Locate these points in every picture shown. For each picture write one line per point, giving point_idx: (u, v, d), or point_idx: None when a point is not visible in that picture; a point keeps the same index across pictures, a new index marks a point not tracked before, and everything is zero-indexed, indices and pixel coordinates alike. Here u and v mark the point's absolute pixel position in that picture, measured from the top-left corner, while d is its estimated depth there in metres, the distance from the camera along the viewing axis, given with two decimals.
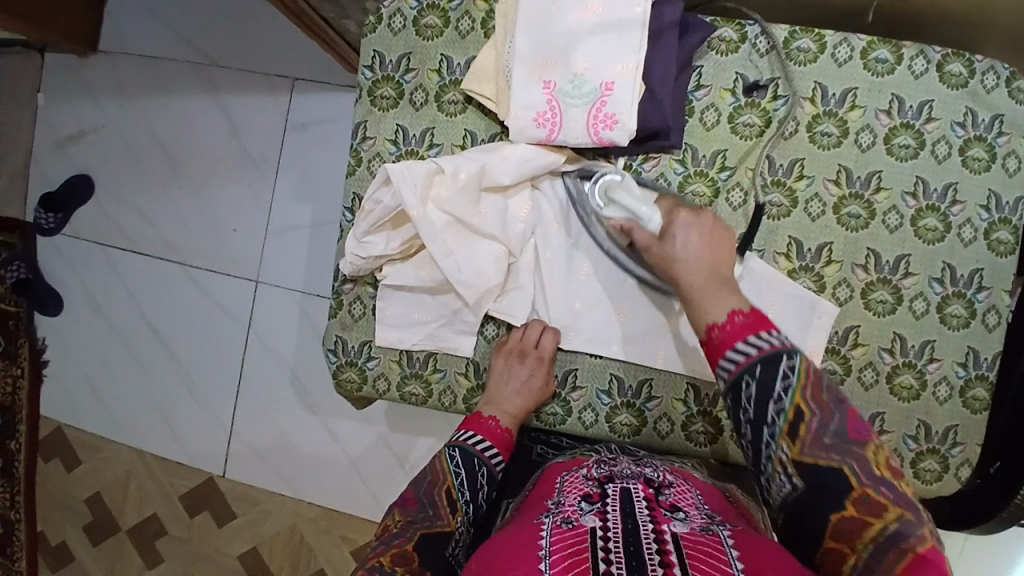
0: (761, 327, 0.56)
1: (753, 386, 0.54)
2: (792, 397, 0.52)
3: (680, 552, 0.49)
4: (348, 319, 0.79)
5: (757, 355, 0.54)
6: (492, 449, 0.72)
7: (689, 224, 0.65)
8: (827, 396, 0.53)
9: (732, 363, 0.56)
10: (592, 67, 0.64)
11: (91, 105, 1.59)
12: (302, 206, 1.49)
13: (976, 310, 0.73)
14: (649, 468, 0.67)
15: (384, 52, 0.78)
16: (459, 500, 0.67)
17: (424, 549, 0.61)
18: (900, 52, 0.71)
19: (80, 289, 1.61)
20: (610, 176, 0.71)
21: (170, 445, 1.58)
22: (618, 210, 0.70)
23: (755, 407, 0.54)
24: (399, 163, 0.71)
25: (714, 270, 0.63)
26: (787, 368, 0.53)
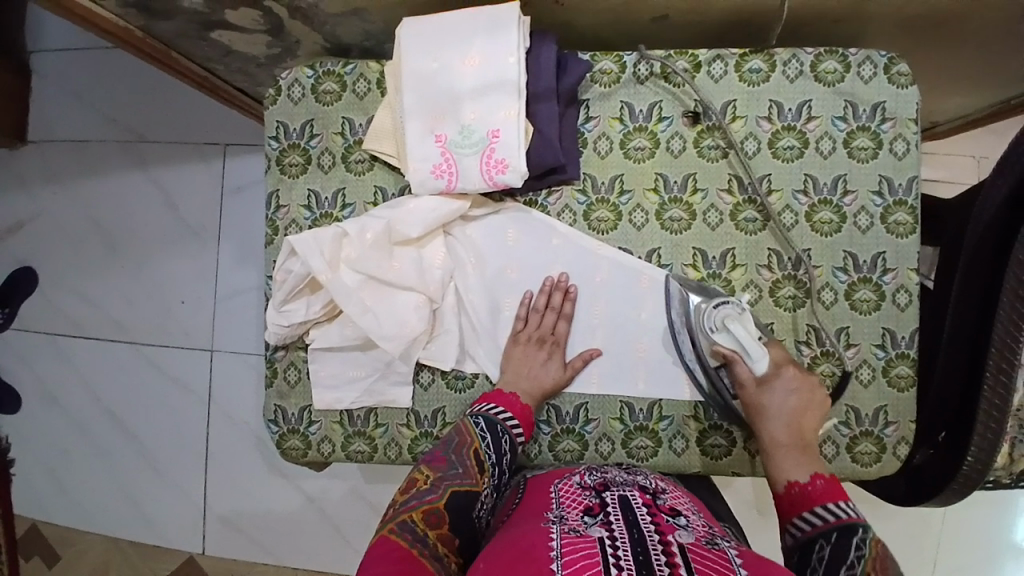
0: (839, 498, 0.60)
1: (828, 547, 0.57)
2: (864, 566, 0.54)
3: (689, 564, 0.52)
4: (284, 386, 0.80)
5: (831, 523, 0.58)
6: (514, 421, 0.71)
7: (789, 384, 0.69)
8: (896, 575, 0.54)
9: (807, 524, 0.60)
10: (478, 116, 0.66)
11: (26, 197, 1.59)
12: (249, 270, 1.49)
13: (885, 292, 0.76)
14: (640, 476, 0.70)
15: (287, 120, 0.80)
16: (485, 461, 0.67)
17: (454, 507, 0.62)
18: (772, 60, 0.75)
19: (34, 382, 1.59)
20: (727, 305, 0.71)
21: (146, 528, 1.55)
22: (726, 342, 0.71)
23: (825, 566, 0.56)
24: (304, 234, 0.73)
25: (799, 434, 0.67)
26: (860, 540, 0.56)
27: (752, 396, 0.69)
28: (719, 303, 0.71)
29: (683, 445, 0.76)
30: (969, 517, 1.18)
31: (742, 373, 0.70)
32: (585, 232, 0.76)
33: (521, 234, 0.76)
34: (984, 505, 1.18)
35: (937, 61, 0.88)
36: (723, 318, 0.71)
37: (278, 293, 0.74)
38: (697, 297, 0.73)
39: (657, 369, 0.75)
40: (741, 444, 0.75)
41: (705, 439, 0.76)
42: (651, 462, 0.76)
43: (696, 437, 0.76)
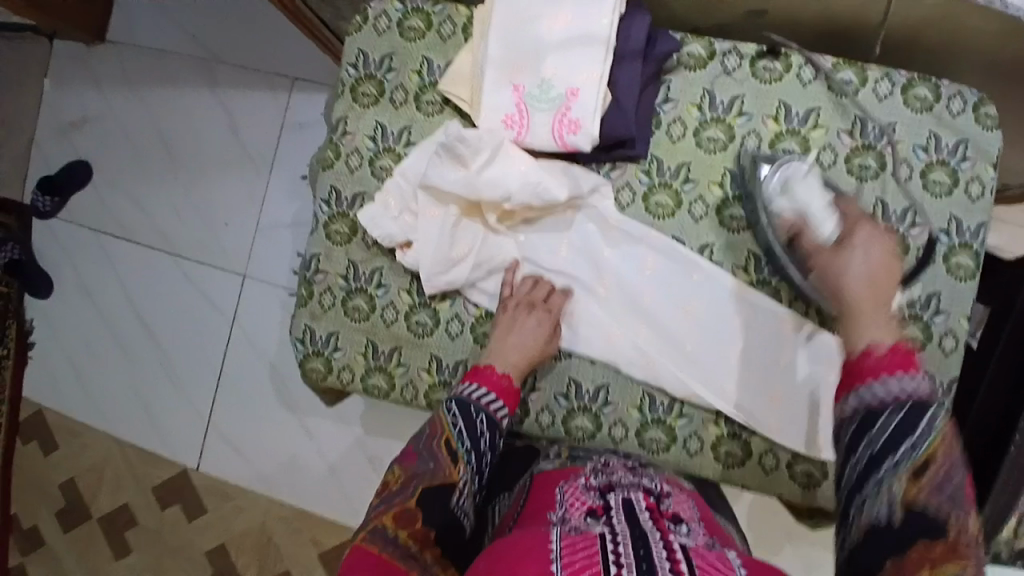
0: (908, 368, 0.51)
1: (898, 417, 0.50)
2: (931, 442, 0.48)
3: (691, 564, 0.50)
4: (317, 309, 0.82)
5: (901, 395, 0.50)
6: (496, 399, 0.69)
7: (867, 243, 0.60)
8: (958, 454, 0.49)
9: (874, 390, 0.52)
10: (559, 73, 0.65)
11: (96, 95, 1.63)
12: (294, 204, 1.52)
13: (932, 334, 0.74)
14: (646, 479, 0.67)
15: (367, 50, 0.80)
16: (459, 450, 0.64)
17: (427, 504, 0.60)
18: (865, 74, 0.74)
19: (70, 273, 1.63)
20: (795, 167, 0.69)
21: (149, 434, 1.59)
22: (787, 207, 0.68)
23: (887, 436, 0.49)
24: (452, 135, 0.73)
25: (879, 296, 0.57)
26: (932, 416, 0.49)
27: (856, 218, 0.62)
28: (781, 165, 0.70)
29: (697, 446, 0.75)
30: None
31: (807, 239, 0.64)
32: (641, 214, 0.74)
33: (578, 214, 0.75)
34: None
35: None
36: (783, 184, 0.69)
37: (367, 210, 0.77)
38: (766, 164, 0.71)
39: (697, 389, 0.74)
40: (755, 458, 0.74)
41: (719, 445, 0.74)
42: (662, 458, 0.75)
43: (711, 442, 0.75)
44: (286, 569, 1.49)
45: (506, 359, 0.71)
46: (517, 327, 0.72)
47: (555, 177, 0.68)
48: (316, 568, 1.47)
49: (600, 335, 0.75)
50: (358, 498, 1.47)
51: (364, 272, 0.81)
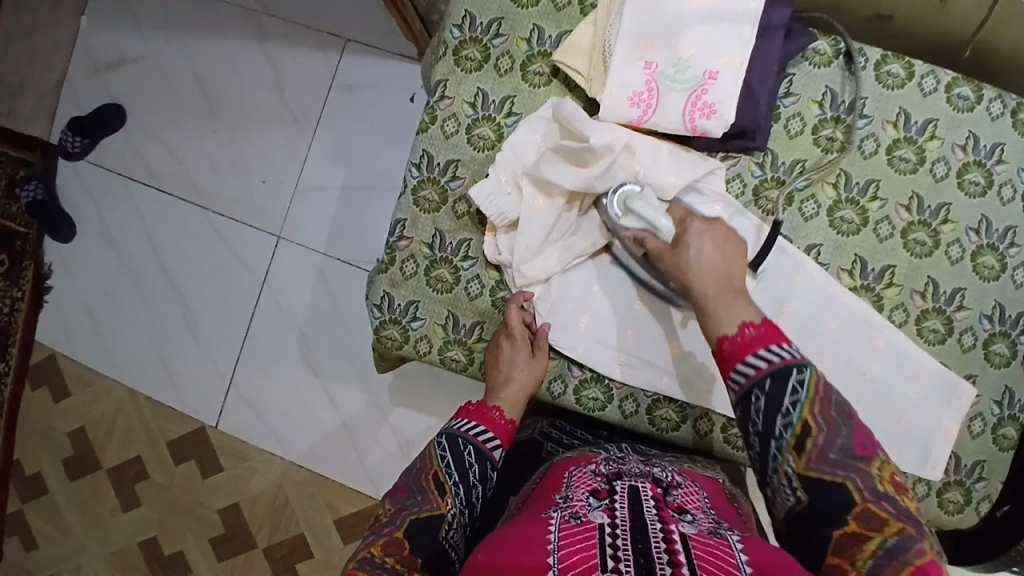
0: (773, 341, 0.57)
1: (764, 398, 0.55)
2: (801, 412, 0.54)
3: (690, 555, 0.50)
4: (398, 276, 0.79)
5: (768, 369, 0.56)
6: (491, 437, 0.72)
7: (702, 233, 0.65)
8: (835, 412, 0.54)
9: (747, 371, 0.57)
10: (697, 53, 0.64)
11: (135, 36, 1.56)
12: (337, 167, 1.48)
13: (1018, 352, 0.74)
14: (657, 468, 0.68)
15: (476, 13, 0.77)
16: (446, 482, 0.66)
17: (413, 536, 0.62)
18: (980, 93, 0.73)
19: (93, 217, 1.57)
20: (631, 185, 0.68)
21: (164, 389, 1.55)
22: (636, 223, 0.67)
23: (764, 418, 0.55)
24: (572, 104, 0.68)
25: (733, 277, 0.63)
26: (796, 383, 0.54)
27: (680, 215, 0.67)
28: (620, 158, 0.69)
29: None
30: None
31: (653, 246, 0.66)
32: (750, 207, 0.72)
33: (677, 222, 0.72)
34: None
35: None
36: (624, 200, 0.68)
37: (480, 186, 0.71)
38: (871, 175, 0.72)
39: None
40: None
41: None
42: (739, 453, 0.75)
43: None
44: (300, 534, 1.47)
45: (502, 395, 0.74)
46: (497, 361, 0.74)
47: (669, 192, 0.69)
48: (332, 535, 1.45)
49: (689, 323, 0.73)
50: (378, 469, 1.45)
51: (451, 243, 0.78)
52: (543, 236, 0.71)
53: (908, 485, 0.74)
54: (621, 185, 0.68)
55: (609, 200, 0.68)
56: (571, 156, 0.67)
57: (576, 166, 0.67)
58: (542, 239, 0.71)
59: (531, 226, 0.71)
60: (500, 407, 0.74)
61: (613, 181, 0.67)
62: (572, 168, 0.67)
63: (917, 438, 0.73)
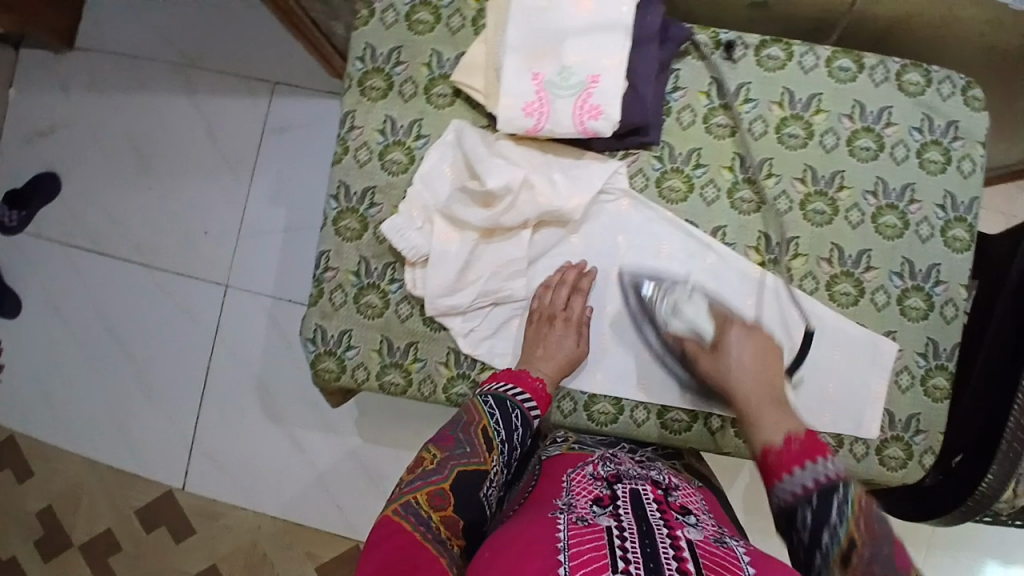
0: (816, 455, 0.59)
1: (810, 515, 0.56)
2: (846, 527, 0.54)
3: (696, 560, 0.52)
4: (328, 307, 0.79)
5: (814, 485, 0.57)
6: (530, 400, 0.71)
7: (741, 339, 0.70)
8: (882, 528, 0.54)
9: (786, 490, 0.59)
10: (580, 60, 0.66)
11: (62, 103, 1.54)
12: (280, 210, 1.47)
13: (934, 303, 0.77)
14: (653, 471, 0.71)
15: (376, 44, 0.78)
16: (494, 439, 0.68)
17: (460, 486, 0.63)
18: (861, 61, 0.76)
19: (37, 290, 1.54)
20: (677, 289, 0.75)
21: (126, 456, 1.51)
22: (680, 324, 0.74)
23: (809, 533, 0.56)
24: (472, 136, 0.73)
25: (771, 388, 0.67)
26: (840, 501, 0.55)
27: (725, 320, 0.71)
28: (665, 288, 0.75)
29: (718, 424, 0.76)
30: (956, 560, 1.16)
31: (692, 345, 0.72)
32: (656, 199, 0.75)
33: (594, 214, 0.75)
34: (969, 552, 1.16)
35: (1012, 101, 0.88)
36: (674, 301, 0.74)
37: (390, 222, 0.74)
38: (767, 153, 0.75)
39: None
40: None
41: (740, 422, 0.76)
42: (676, 435, 0.76)
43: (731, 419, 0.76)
44: None
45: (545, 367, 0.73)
46: (543, 339, 0.74)
47: (572, 198, 0.71)
48: None
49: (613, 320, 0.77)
50: (354, 509, 1.43)
51: (377, 268, 0.79)
52: (458, 271, 0.73)
53: (846, 446, 0.76)
54: (528, 195, 0.70)
55: (659, 301, 0.75)
56: (477, 198, 0.70)
57: (485, 206, 0.71)
58: (458, 260, 0.73)
59: (446, 260, 0.73)
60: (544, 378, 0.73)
61: (517, 190, 0.69)
62: (478, 208, 0.71)
63: (846, 400, 0.76)
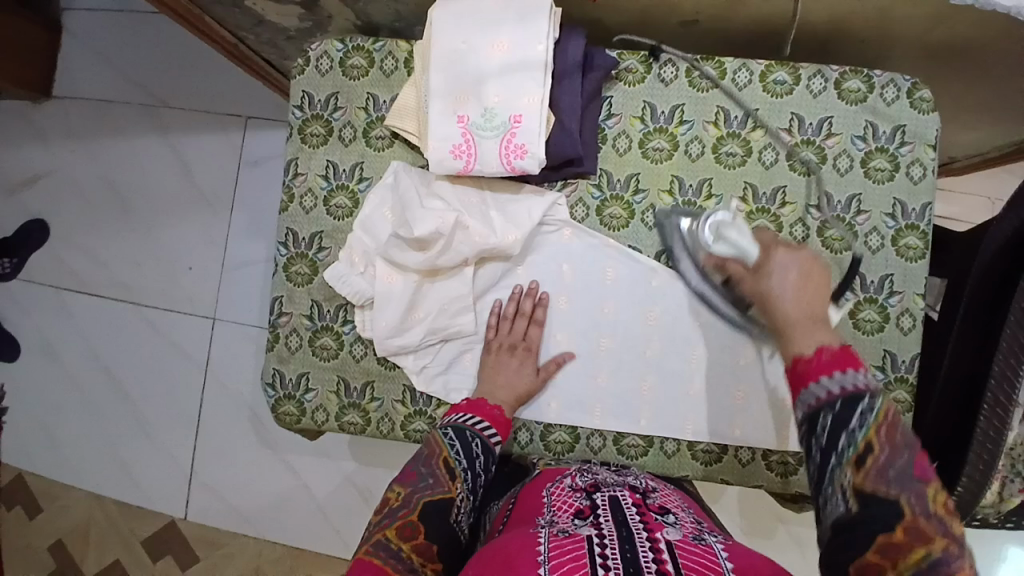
0: (849, 364, 0.49)
1: (831, 418, 0.47)
2: (866, 433, 0.45)
3: (676, 559, 0.50)
4: (285, 352, 0.81)
5: (838, 394, 0.48)
6: (490, 428, 0.70)
7: (784, 265, 0.59)
8: (904, 435, 0.45)
9: (815, 394, 0.49)
10: (501, 100, 0.67)
11: (45, 150, 1.57)
12: (260, 241, 1.49)
13: (889, 314, 0.75)
14: (630, 478, 0.71)
15: (313, 91, 0.80)
16: (456, 468, 0.65)
17: (428, 518, 0.60)
18: (797, 73, 0.75)
19: (34, 333, 1.58)
20: (722, 216, 0.70)
21: (130, 489, 1.55)
22: (726, 249, 0.67)
23: (828, 436, 0.47)
24: (410, 176, 0.75)
25: (814, 309, 0.55)
26: (865, 405, 0.46)
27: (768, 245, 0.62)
28: (708, 218, 0.71)
29: (673, 447, 0.76)
30: None
31: (737, 271, 0.64)
32: (597, 227, 0.76)
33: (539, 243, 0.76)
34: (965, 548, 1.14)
35: (966, 99, 0.86)
36: (716, 228, 0.69)
37: (334, 269, 0.76)
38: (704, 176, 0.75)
39: (662, 392, 0.75)
40: (731, 451, 0.75)
41: (695, 444, 0.76)
42: (635, 460, 0.76)
43: (686, 442, 0.76)
44: None
45: (497, 394, 0.73)
46: (504, 368, 0.74)
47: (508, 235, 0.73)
48: None
49: (563, 351, 0.76)
50: (352, 531, 1.45)
51: (329, 310, 0.80)
52: (403, 311, 0.75)
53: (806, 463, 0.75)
54: (463, 236, 0.72)
55: (704, 227, 0.70)
56: (411, 243, 0.72)
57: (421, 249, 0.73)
58: (402, 300, 0.75)
59: (390, 301, 0.75)
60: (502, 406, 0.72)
61: (449, 233, 0.71)
62: (414, 252, 0.72)
63: None
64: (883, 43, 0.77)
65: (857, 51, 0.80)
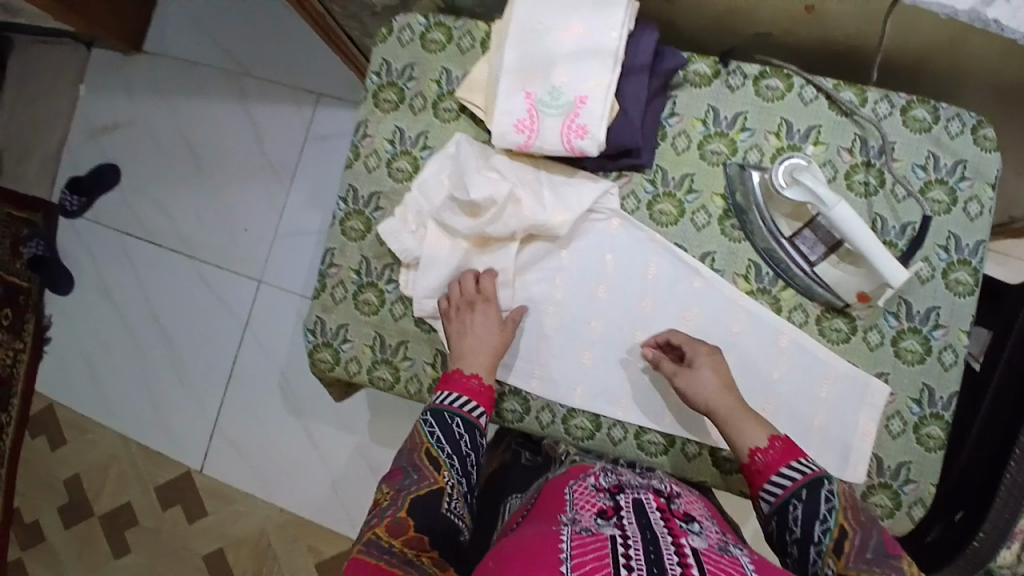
0: (795, 454, 0.64)
1: (801, 507, 0.60)
2: (836, 517, 0.59)
3: (701, 564, 0.50)
4: (329, 301, 0.84)
5: (799, 481, 0.61)
6: (472, 403, 0.73)
7: (707, 362, 0.71)
8: (864, 515, 0.60)
9: (775, 490, 0.62)
10: (569, 81, 0.69)
11: (128, 102, 1.67)
12: (312, 212, 1.55)
13: (932, 347, 0.74)
14: (654, 481, 0.69)
15: (391, 60, 0.84)
16: (439, 457, 0.69)
17: (417, 510, 0.64)
18: (865, 95, 0.75)
19: (91, 271, 1.67)
20: (796, 160, 0.71)
21: (153, 433, 1.60)
22: (798, 194, 0.69)
23: (802, 526, 0.60)
24: (468, 145, 0.79)
25: (731, 397, 0.69)
26: (827, 492, 0.60)
27: (668, 372, 0.72)
28: (784, 163, 0.71)
29: (695, 450, 0.76)
30: None
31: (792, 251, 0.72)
32: (646, 221, 0.77)
33: (586, 230, 0.78)
34: None
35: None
36: (791, 173, 0.70)
37: (387, 225, 0.80)
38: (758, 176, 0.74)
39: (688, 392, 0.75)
40: None
41: (718, 451, 0.75)
42: (654, 458, 0.77)
43: (709, 447, 0.75)
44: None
45: (472, 362, 0.74)
46: (467, 328, 0.74)
47: (558, 217, 0.75)
48: None
49: (595, 338, 0.77)
50: (359, 506, 1.47)
51: (376, 268, 0.83)
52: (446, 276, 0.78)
53: None
54: (513, 211, 0.74)
55: (776, 168, 0.71)
56: (464, 209, 0.75)
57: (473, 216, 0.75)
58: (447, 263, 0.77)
59: (435, 264, 0.77)
60: (479, 374, 0.73)
61: (501, 203, 0.73)
62: (466, 218, 0.75)
63: (830, 438, 0.74)
64: (955, 77, 0.77)
65: (928, 82, 0.79)
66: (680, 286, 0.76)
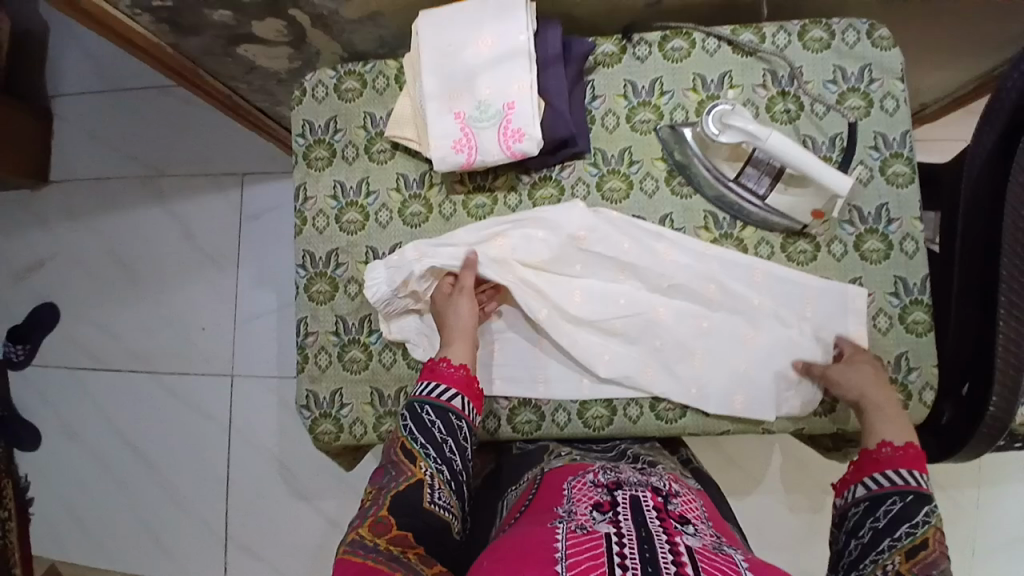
0: (914, 466, 0.65)
1: (899, 505, 0.63)
2: (927, 528, 0.61)
3: (696, 563, 0.50)
4: (315, 370, 0.82)
5: (907, 485, 0.64)
6: (451, 391, 0.70)
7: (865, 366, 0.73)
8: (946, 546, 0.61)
9: (880, 480, 0.66)
10: (493, 91, 0.71)
11: (47, 236, 1.61)
12: (268, 291, 1.51)
13: (892, 242, 0.78)
14: (654, 477, 0.68)
15: (313, 118, 0.84)
16: (415, 448, 0.66)
17: (397, 509, 0.62)
18: (762, 32, 0.79)
19: (54, 417, 1.58)
20: (722, 105, 0.74)
21: (164, 562, 1.52)
22: (732, 137, 0.73)
23: (888, 519, 0.63)
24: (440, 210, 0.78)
25: (889, 396, 0.71)
26: (930, 509, 0.62)
27: (822, 369, 0.74)
28: (712, 111, 0.74)
29: (710, 404, 0.78)
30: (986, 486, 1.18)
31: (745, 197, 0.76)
32: (600, 202, 0.79)
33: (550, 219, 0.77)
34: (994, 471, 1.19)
35: (927, 39, 0.91)
36: (720, 119, 0.73)
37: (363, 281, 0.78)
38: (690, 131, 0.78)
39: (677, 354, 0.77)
40: (768, 400, 0.77)
41: (731, 397, 0.77)
42: (674, 424, 0.78)
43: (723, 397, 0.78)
44: None
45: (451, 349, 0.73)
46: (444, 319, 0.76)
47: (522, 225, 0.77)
48: None
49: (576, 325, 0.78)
50: None
51: (354, 322, 0.82)
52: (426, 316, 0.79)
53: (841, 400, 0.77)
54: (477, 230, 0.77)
55: (706, 118, 0.74)
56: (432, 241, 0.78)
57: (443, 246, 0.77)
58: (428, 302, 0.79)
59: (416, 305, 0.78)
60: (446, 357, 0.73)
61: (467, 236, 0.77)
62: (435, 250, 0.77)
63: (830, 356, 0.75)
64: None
65: (812, 6, 0.85)
66: (651, 253, 0.77)
